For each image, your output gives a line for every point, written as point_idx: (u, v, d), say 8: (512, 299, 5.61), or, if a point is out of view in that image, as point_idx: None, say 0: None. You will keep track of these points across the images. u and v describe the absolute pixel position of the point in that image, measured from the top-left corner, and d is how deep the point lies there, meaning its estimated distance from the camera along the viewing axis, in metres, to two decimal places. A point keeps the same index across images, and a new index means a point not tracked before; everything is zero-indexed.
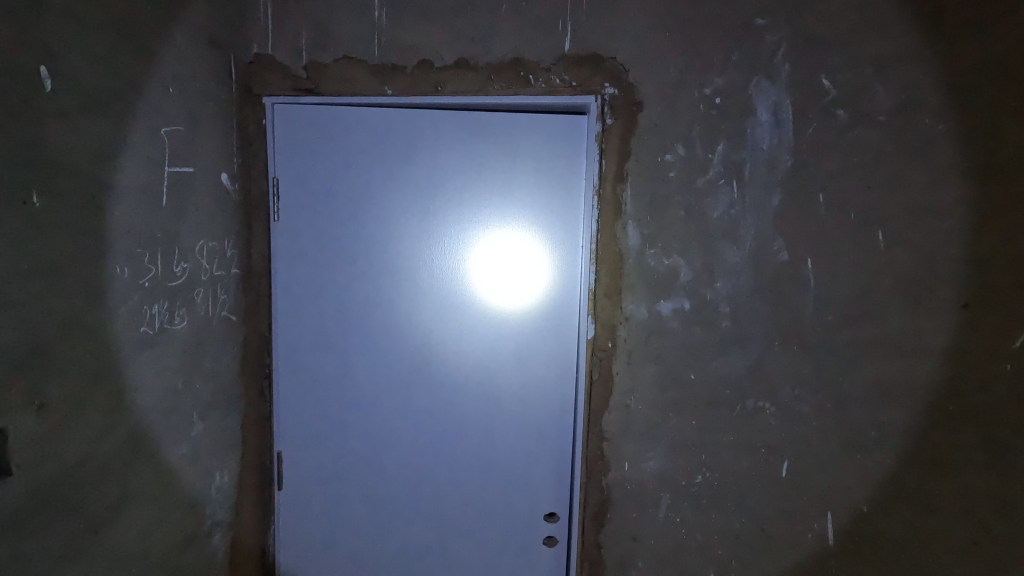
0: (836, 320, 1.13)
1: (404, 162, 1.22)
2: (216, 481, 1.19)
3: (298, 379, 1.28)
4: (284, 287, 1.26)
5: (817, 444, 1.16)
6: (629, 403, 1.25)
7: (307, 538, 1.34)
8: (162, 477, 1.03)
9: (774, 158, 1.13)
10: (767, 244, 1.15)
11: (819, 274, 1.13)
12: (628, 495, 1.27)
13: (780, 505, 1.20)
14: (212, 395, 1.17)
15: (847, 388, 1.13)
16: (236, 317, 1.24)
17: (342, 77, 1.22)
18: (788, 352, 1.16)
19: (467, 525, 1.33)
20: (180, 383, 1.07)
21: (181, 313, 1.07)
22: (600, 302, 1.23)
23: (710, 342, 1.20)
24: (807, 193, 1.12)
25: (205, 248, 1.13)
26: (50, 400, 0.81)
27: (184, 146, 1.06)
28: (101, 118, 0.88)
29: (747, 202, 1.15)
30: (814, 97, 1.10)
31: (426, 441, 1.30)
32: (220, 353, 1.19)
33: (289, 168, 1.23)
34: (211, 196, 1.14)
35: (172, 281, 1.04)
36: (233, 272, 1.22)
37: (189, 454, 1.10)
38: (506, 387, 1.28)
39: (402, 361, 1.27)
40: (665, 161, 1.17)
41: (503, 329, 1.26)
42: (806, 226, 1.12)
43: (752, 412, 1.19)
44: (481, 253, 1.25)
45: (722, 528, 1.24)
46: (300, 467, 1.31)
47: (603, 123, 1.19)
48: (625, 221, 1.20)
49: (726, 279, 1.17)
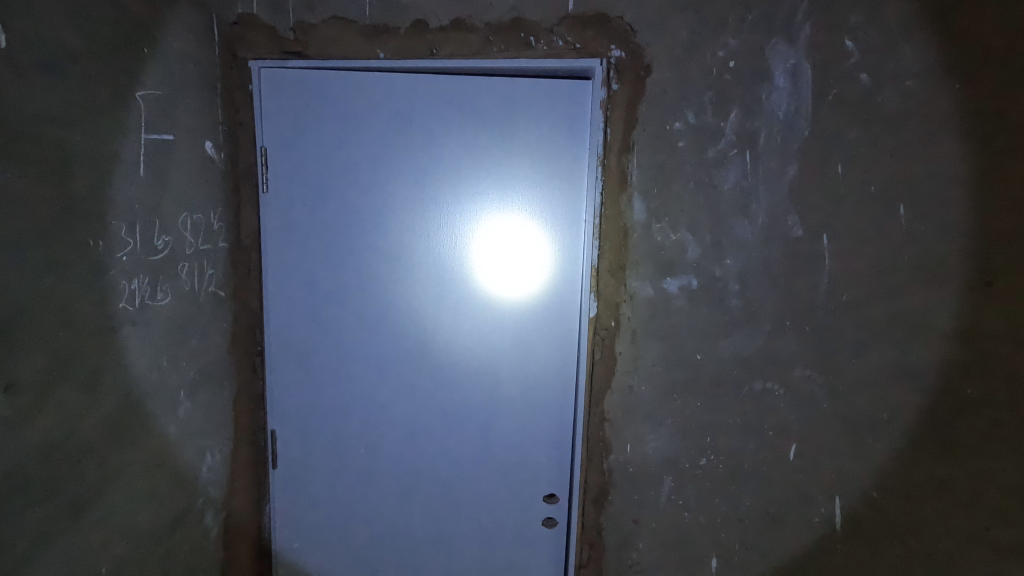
0: (853, 298, 1.07)
1: (399, 132, 1.16)
2: (207, 460, 1.16)
3: (292, 359, 1.25)
4: (275, 262, 1.21)
5: (826, 429, 1.12)
6: (632, 384, 1.21)
7: (302, 519, 1.32)
8: (148, 458, 1.00)
9: (790, 126, 1.06)
10: (780, 218, 1.08)
11: (835, 251, 1.07)
12: (630, 478, 1.24)
13: (787, 489, 1.16)
14: (200, 373, 1.13)
15: (860, 370, 1.08)
16: (225, 292, 1.19)
17: (332, 39, 1.15)
18: (799, 332, 1.11)
19: (464, 509, 1.30)
20: (165, 362, 1.03)
21: (164, 288, 1.02)
22: (603, 279, 1.18)
23: (718, 321, 1.15)
24: (825, 163, 1.05)
25: (189, 220, 1.08)
26: (20, 380, 0.76)
27: (163, 112, 1.00)
28: (67, 80, 0.82)
29: (760, 173, 1.08)
30: (835, 61, 1.02)
31: (424, 421, 1.26)
32: (208, 329, 1.15)
33: (278, 138, 1.17)
34: (195, 165, 1.09)
35: (153, 255, 0.99)
36: (220, 246, 1.17)
37: (177, 432, 1.06)
38: (505, 366, 1.24)
39: (398, 341, 1.23)
40: (674, 129, 1.10)
41: (501, 310, 1.22)
42: (823, 197, 1.06)
43: (760, 394, 1.15)
44: (481, 228, 1.19)
45: (725, 512, 1.20)
46: (294, 447, 1.28)
47: (608, 88, 1.12)
48: (631, 193, 1.14)
49: (736, 255, 1.12)
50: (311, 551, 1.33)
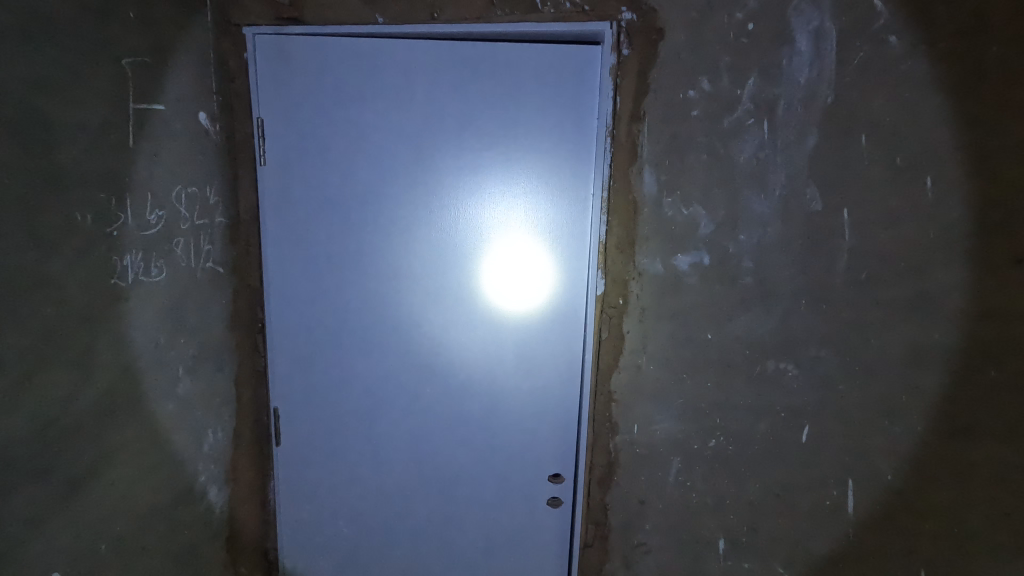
0: (874, 276, 1.02)
1: (398, 104, 1.12)
2: (207, 437, 1.15)
3: (293, 337, 1.23)
4: (274, 238, 1.18)
5: (841, 411, 1.08)
6: (640, 363, 1.17)
7: (305, 497, 1.31)
8: (145, 435, 0.99)
9: (812, 93, 1.00)
10: (799, 191, 1.03)
11: (856, 226, 1.01)
12: (637, 459, 1.22)
13: (798, 472, 1.13)
14: (199, 350, 1.11)
15: (880, 351, 1.04)
16: (223, 269, 1.17)
17: (329, 3, 1.10)
18: (815, 311, 1.06)
19: (468, 489, 1.30)
20: (161, 339, 1.01)
21: (158, 264, 1.00)
22: (611, 255, 1.14)
23: (730, 299, 1.11)
24: (848, 133, 0.99)
25: (184, 194, 1.04)
26: (6, 356, 0.75)
27: (153, 80, 0.96)
28: (46, 44, 0.78)
29: (778, 144, 1.02)
30: (863, 22, 0.96)
31: (425, 401, 1.25)
32: (206, 306, 1.13)
33: (275, 109, 1.13)
34: (188, 138, 1.05)
35: (146, 230, 0.96)
36: (217, 221, 1.14)
37: (175, 409, 1.05)
38: (509, 345, 1.21)
39: (398, 319, 1.21)
40: (687, 97, 1.05)
41: (505, 286, 1.18)
42: (845, 170, 1.00)
43: (773, 375, 1.11)
44: (485, 201, 1.15)
45: (734, 494, 1.18)
46: (296, 425, 1.27)
47: (619, 53, 1.06)
48: (641, 166, 1.09)
49: (751, 231, 1.07)
50: (314, 529, 1.33)
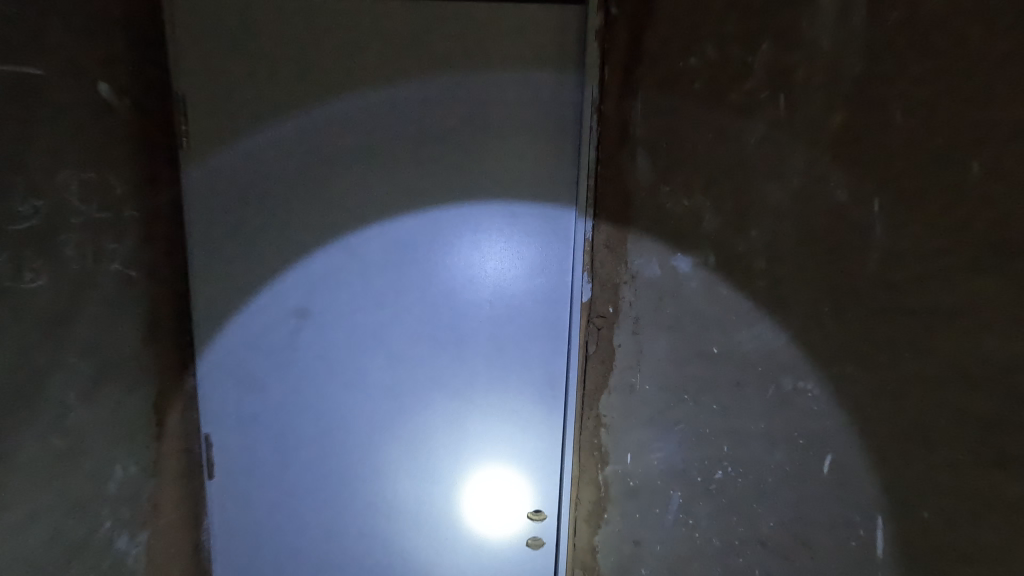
0: (955, 271, 0.71)
1: (367, 99, 1.08)
2: (114, 474, 0.98)
3: (250, 345, 1.15)
4: (226, 238, 1.11)
5: (886, 454, 0.80)
6: (633, 381, 1.07)
7: (254, 522, 1.22)
8: (20, 475, 0.80)
9: (841, 48, 0.78)
10: (824, 173, 0.82)
11: (901, 207, 0.75)
12: (632, 491, 1.10)
13: (824, 521, 0.88)
14: (98, 368, 0.94)
15: (944, 376, 0.73)
16: (135, 271, 1.02)
17: None
18: (841, 317, 0.83)
19: (438, 512, 1.21)
20: (38, 357, 0.82)
21: (35, 265, 0.82)
22: (601, 257, 1.08)
23: (739, 308, 0.93)
24: (889, 94, 0.75)
25: (71, 181, 0.88)
26: None
27: (26, 41, 0.80)
28: None
29: (796, 121, 0.84)
30: None
31: (390, 418, 1.18)
32: (105, 316, 0.96)
33: (229, 92, 1.07)
34: (77, 116, 0.89)
35: (16, 222, 0.79)
36: (126, 214, 1.00)
37: (58, 441, 0.87)
38: (481, 356, 1.15)
39: (362, 331, 1.15)
40: (687, 65, 0.94)
41: (479, 293, 1.13)
42: (881, 134, 0.76)
43: (790, 395, 0.90)
44: (453, 204, 1.10)
45: (744, 535, 0.97)
46: (247, 441, 1.19)
47: (607, 14, 1.01)
48: (632, 146, 1.02)
49: (762, 224, 0.89)
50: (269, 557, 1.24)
